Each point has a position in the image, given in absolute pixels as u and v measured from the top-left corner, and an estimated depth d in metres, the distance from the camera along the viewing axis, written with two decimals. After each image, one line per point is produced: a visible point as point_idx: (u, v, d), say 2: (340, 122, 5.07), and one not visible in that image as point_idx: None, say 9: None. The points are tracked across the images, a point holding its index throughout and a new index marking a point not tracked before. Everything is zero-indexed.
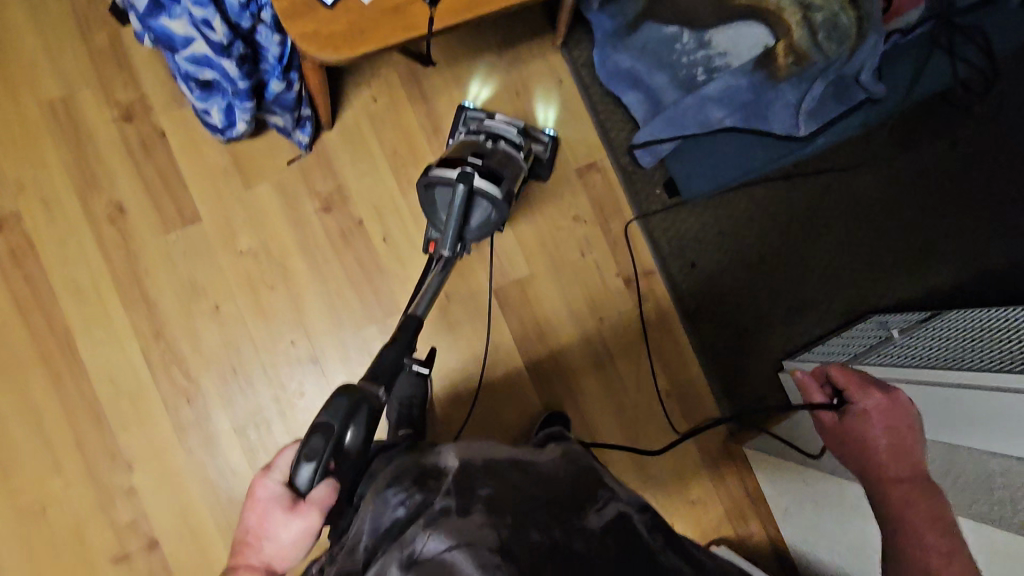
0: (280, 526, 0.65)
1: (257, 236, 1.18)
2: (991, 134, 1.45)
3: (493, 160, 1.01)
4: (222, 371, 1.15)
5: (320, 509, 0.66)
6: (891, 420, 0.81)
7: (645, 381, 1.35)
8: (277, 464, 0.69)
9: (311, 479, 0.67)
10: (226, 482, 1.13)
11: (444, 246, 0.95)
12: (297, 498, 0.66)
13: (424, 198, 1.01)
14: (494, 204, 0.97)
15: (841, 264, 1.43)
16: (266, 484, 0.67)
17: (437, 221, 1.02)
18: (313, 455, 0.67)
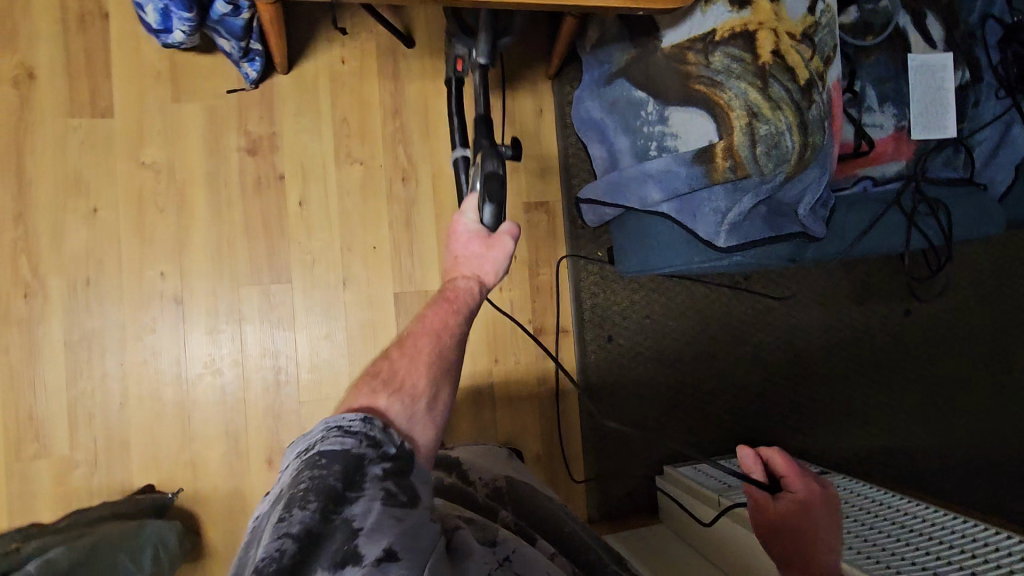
0: (477, 249, 0.85)
1: (166, 153, 1.10)
2: (939, 314, 1.43)
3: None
4: (73, 278, 1.05)
5: (506, 232, 0.86)
6: (822, 504, 0.90)
7: (518, 435, 1.28)
8: (466, 205, 0.87)
9: (494, 215, 0.86)
10: (32, 395, 1.03)
11: (485, 53, 0.93)
12: (489, 228, 0.86)
13: (451, 21, 0.98)
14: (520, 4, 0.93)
15: (757, 390, 1.37)
16: (465, 221, 0.87)
17: (468, 36, 0.99)
18: (490, 196, 0.85)
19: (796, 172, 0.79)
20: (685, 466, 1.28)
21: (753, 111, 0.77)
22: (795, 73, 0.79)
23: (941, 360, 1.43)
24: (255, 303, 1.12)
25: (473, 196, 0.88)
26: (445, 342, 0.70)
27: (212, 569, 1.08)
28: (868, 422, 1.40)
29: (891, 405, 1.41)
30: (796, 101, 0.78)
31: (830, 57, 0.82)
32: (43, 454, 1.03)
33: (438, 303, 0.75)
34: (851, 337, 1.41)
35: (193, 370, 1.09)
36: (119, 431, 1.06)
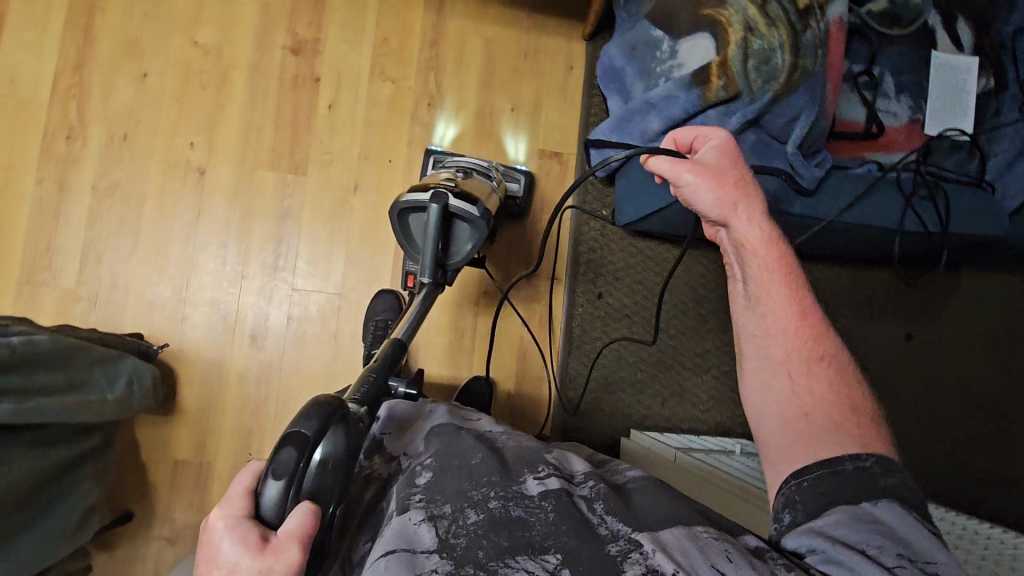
0: (247, 567, 0.46)
1: (218, 37, 1.19)
2: (944, 340, 1.38)
3: (465, 182, 0.94)
4: (112, 130, 1.14)
5: (297, 539, 0.47)
6: (735, 163, 0.71)
7: (493, 371, 1.30)
8: (231, 494, 0.50)
9: (281, 501, 0.49)
10: (54, 227, 1.11)
11: (425, 272, 0.89)
12: (262, 535, 0.48)
13: (397, 226, 0.94)
14: (474, 229, 0.91)
15: (738, 378, 1.36)
16: (219, 519, 0.48)
17: (414, 252, 0.95)
18: (281, 472, 0.49)
19: (783, 93, 0.81)
20: (653, 432, 1.28)
21: (750, 28, 0.80)
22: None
23: (940, 387, 1.37)
24: (268, 188, 1.19)
25: (251, 479, 0.52)
26: None
27: (177, 427, 1.13)
28: None
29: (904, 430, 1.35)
30: (792, 24, 0.81)
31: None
32: (50, 283, 1.10)
33: None
34: (867, 355, 1.36)
35: (200, 237, 1.16)
36: (122, 277, 1.13)
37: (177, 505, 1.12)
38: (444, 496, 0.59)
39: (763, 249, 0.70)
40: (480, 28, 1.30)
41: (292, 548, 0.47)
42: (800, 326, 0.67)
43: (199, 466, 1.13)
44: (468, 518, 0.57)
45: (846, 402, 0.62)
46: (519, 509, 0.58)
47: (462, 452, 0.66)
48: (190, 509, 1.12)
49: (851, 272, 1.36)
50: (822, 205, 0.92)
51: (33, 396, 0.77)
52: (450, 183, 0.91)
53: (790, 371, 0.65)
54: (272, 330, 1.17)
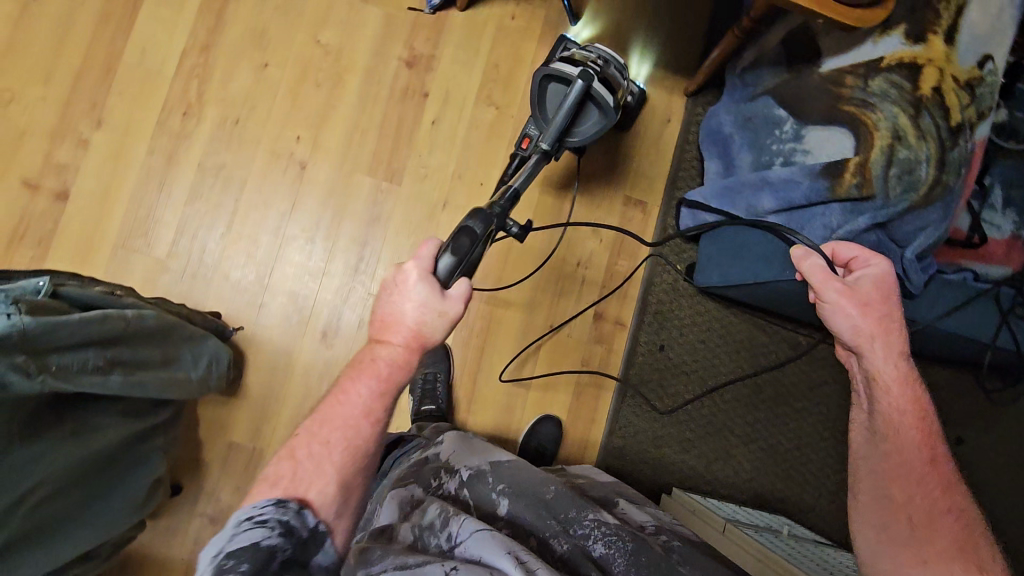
0: (422, 307, 0.72)
1: (340, 39, 1.22)
2: (1000, 453, 1.35)
3: (608, 72, 0.95)
4: (227, 113, 1.17)
5: (463, 293, 0.74)
6: (891, 298, 0.75)
7: (545, 405, 1.29)
8: (424, 254, 0.74)
9: (450, 271, 0.74)
10: (157, 196, 1.14)
11: (545, 139, 0.90)
12: (442, 285, 0.73)
13: (535, 87, 0.95)
14: (603, 114, 0.93)
15: (785, 454, 1.35)
16: (411, 273, 0.73)
17: (541, 119, 0.95)
18: (457, 251, 0.74)
19: (920, 205, 0.81)
20: (694, 495, 1.27)
21: (898, 135, 0.80)
22: (949, 113, 0.80)
23: (983, 501, 1.35)
24: (361, 192, 1.21)
25: (435, 247, 0.75)
26: (376, 395, 0.70)
27: (238, 409, 1.15)
28: None
29: None
30: (942, 138, 0.80)
31: (986, 113, 0.83)
32: (143, 250, 1.13)
33: (366, 359, 0.72)
34: None
35: (290, 228, 1.18)
36: (211, 255, 1.15)
37: (224, 486, 1.14)
38: (529, 529, 0.73)
39: (901, 390, 0.75)
40: None
41: (460, 302, 0.73)
42: (925, 474, 0.74)
43: (251, 452, 1.15)
44: (556, 546, 0.71)
45: (968, 553, 0.70)
46: (597, 545, 0.71)
47: (534, 484, 0.78)
48: (235, 492, 1.14)
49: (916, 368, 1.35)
50: (912, 310, 0.94)
51: (135, 370, 0.79)
52: (596, 67, 0.94)
53: (908, 514, 0.73)
54: (342, 331, 1.18)
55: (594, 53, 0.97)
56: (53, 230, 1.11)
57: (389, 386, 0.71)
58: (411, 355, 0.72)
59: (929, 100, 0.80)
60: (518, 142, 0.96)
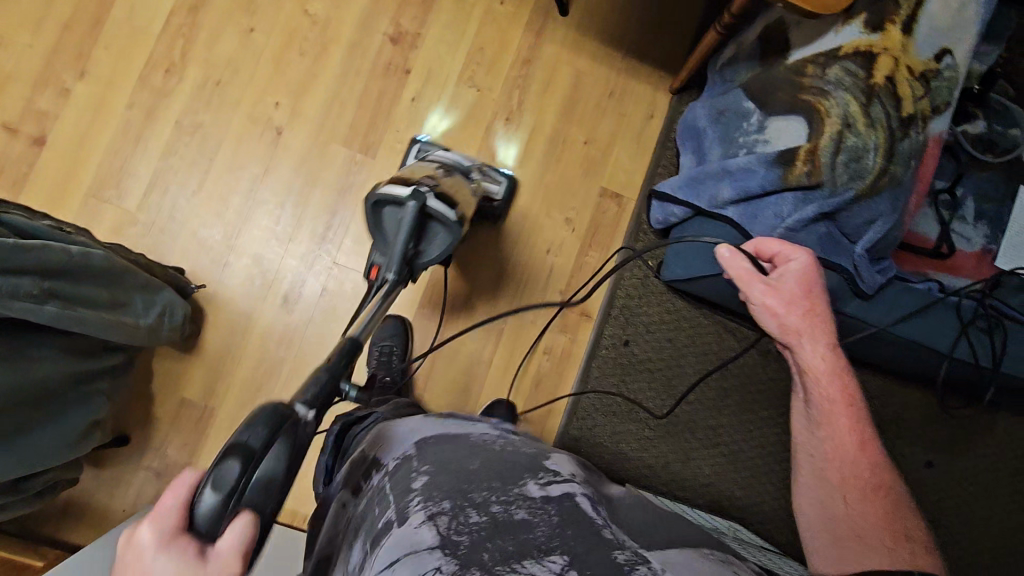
0: None
1: (327, 12, 1.24)
2: (964, 478, 1.32)
3: (447, 183, 0.94)
4: (208, 74, 1.19)
5: (238, 551, 0.42)
6: (814, 291, 0.78)
7: (504, 390, 1.29)
8: (163, 504, 0.42)
9: (215, 517, 0.42)
10: (132, 150, 1.16)
11: (391, 272, 0.86)
12: (200, 545, 0.41)
13: (369, 216, 0.91)
14: (449, 231, 0.90)
15: (746, 461, 1.33)
16: (148, 532, 0.41)
17: (383, 246, 0.91)
18: (226, 485, 0.43)
19: (867, 195, 0.80)
20: (647, 492, 1.25)
21: (849, 124, 0.80)
22: (900, 104, 0.80)
23: (948, 525, 1.31)
24: (335, 162, 1.22)
25: (184, 487, 0.43)
26: None
27: (193, 366, 1.15)
28: None
29: None
30: (892, 128, 0.80)
31: (942, 108, 0.82)
32: (114, 201, 1.14)
33: None
34: None
35: (261, 192, 1.19)
36: (181, 212, 1.16)
37: (172, 441, 1.14)
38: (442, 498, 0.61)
39: (830, 378, 0.78)
40: (573, 59, 1.33)
41: (235, 563, 0.41)
42: (858, 455, 0.77)
43: (203, 409, 1.15)
44: (468, 518, 0.59)
45: (898, 530, 0.72)
46: (520, 511, 0.60)
47: (460, 459, 0.68)
48: (183, 448, 1.14)
49: (886, 385, 1.32)
50: (871, 313, 0.92)
51: (76, 305, 0.80)
52: (430, 182, 0.91)
53: (843, 492, 0.75)
54: (304, 297, 1.19)
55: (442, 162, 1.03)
56: (27, 175, 1.13)
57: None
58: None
59: (882, 89, 0.80)
60: (369, 268, 0.91)
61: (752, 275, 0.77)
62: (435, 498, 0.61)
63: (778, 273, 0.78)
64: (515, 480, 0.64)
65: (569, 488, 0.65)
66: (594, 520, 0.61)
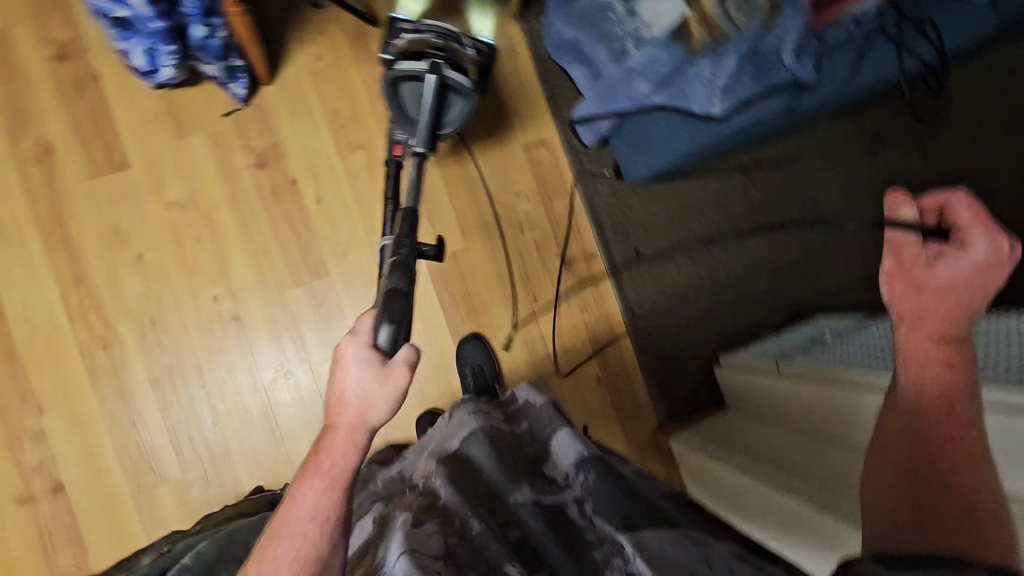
0: (370, 382, 0.60)
1: (186, 187, 1.17)
2: (965, 145, 1.36)
3: (461, 49, 0.95)
4: (140, 320, 1.14)
5: (405, 366, 0.62)
6: (980, 287, 0.68)
7: (575, 364, 1.32)
8: (360, 327, 0.64)
9: (393, 340, 0.63)
10: (136, 431, 1.13)
11: (422, 141, 0.89)
12: (381, 360, 0.62)
13: (387, 95, 0.92)
14: (466, 97, 0.94)
15: (791, 266, 1.35)
16: (353, 347, 0.62)
17: (407, 122, 0.94)
18: (395, 318, 0.65)
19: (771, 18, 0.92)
20: (739, 351, 1.29)
21: None
22: None
23: (986, 184, 1.36)
24: (299, 302, 1.19)
25: (371, 320, 0.65)
26: (326, 488, 0.58)
27: None
28: None
29: None
30: None
31: None
32: (160, 482, 1.13)
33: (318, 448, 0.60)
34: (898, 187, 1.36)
35: (265, 376, 1.17)
36: (218, 445, 1.15)
37: None
38: (453, 514, 0.63)
39: (924, 366, 0.65)
40: None
41: (405, 373, 0.62)
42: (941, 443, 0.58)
43: None
44: (474, 531, 0.61)
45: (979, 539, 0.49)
46: (518, 530, 0.64)
47: (473, 470, 0.71)
48: None
49: (850, 118, 1.36)
50: (820, 96, 0.96)
51: None
52: (440, 52, 0.92)
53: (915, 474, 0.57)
54: None
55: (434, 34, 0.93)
56: (74, 521, 1.10)
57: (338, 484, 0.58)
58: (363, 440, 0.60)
59: None
60: (392, 149, 0.96)
61: (908, 241, 0.76)
62: (450, 517, 0.62)
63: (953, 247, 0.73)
64: (510, 486, 0.68)
65: (566, 494, 0.69)
66: (577, 522, 0.66)
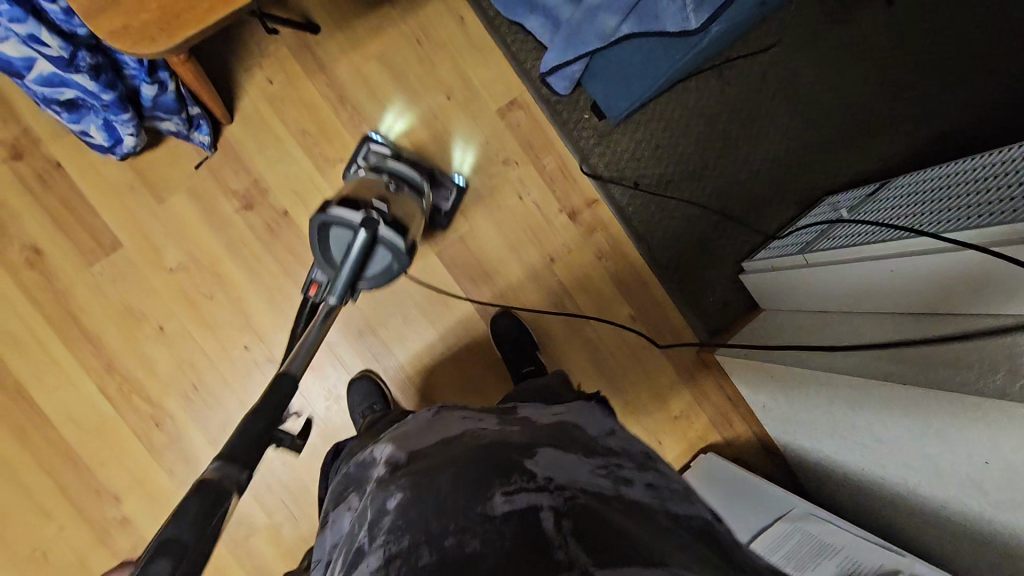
0: None
1: (182, 249, 1.15)
2: None
3: (397, 208, 0.99)
4: (182, 390, 1.14)
5: None
6: None
7: (607, 310, 1.33)
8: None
9: None
10: None
11: (337, 296, 0.91)
12: None
13: (315, 243, 0.95)
14: (396, 260, 0.96)
15: (789, 154, 1.34)
16: None
17: (327, 264, 0.97)
18: None
19: None
20: (762, 253, 1.29)
21: None
22: None
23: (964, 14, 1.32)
24: None
25: None
26: None
27: None
28: (939, 107, 1.31)
29: (959, 72, 1.32)
30: None
31: None
32: (252, 533, 1.16)
33: None
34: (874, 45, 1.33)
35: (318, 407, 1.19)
36: (295, 484, 1.17)
37: None
38: (403, 531, 0.55)
39: None
40: (366, 54, 1.23)
41: None
42: None
43: None
44: (422, 557, 0.53)
45: None
46: (475, 541, 0.53)
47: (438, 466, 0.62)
48: None
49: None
50: None
51: None
52: (379, 207, 0.95)
53: None
54: None
55: (391, 176, 1.07)
56: None
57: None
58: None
59: None
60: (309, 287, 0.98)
61: None
62: (394, 532, 0.56)
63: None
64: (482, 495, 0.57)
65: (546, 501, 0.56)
66: (549, 540, 0.52)
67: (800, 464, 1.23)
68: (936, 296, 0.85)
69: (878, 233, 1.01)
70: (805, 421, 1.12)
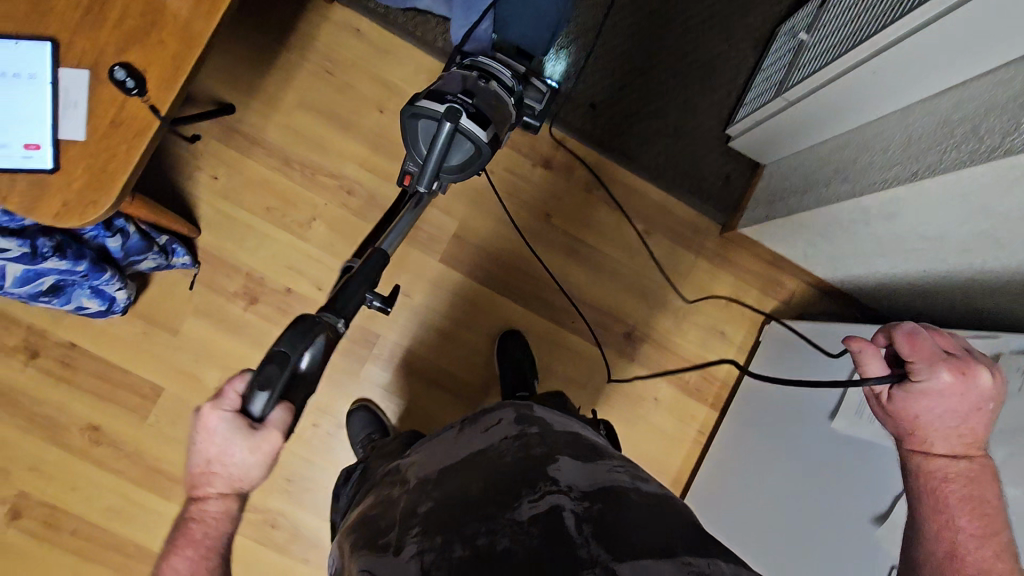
0: (240, 455, 0.59)
1: (216, 365, 1.17)
2: None
3: (483, 99, 0.82)
4: (279, 486, 1.20)
5: (279, 431, 0.61)
6: (976, 413, 0.61)
7: (619, 235, 1.31)
8: (230, 393, 0.61)
9: (267, 406, 0.60)
10: None
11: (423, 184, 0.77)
12: (249, 422, 0.60)
13: (404, 129, 0.81)
14: (479, 147, 0.80)
15: (721, 5, 1.30)
16: (217, 417, 0.59)
17: (415, 153, 0.83)
18: (269, 383, 0.60)
19: None
20: (742, 112, 1.26)
21: None
22: None
23: None
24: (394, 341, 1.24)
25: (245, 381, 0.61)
26: (201, 555, 0.60)
27: None
28: None
29: None
30: None
31: None
32: None
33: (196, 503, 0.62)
34: None
35: None
36: None
37: None
38: (437, 529, 0.56)
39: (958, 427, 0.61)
40: (287, 109, 1.21)
41: (272, 434, 0.60)
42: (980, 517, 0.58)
43: None
44: (453, 555, 0.53)
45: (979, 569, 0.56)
46: (505, 540, 0.53)
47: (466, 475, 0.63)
48: None
49: None
50: None
51: None
52: (465, 96, 0.81)
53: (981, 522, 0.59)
54: None
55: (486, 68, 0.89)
56: None
57: (209, 544, 0.61)
58: (233, 507, 0.63)
59: None
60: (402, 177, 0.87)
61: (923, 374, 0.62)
62: (431, 533, 0.57)
63: (963, 361, 0.61)
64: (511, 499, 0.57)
65: (564, 502, 0.56)
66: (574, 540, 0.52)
67: (864, 289, 1.21)
68: (925, 81, 0.81)
69: (840, 39, 0.97)
70: (852, 250, 1.09)
